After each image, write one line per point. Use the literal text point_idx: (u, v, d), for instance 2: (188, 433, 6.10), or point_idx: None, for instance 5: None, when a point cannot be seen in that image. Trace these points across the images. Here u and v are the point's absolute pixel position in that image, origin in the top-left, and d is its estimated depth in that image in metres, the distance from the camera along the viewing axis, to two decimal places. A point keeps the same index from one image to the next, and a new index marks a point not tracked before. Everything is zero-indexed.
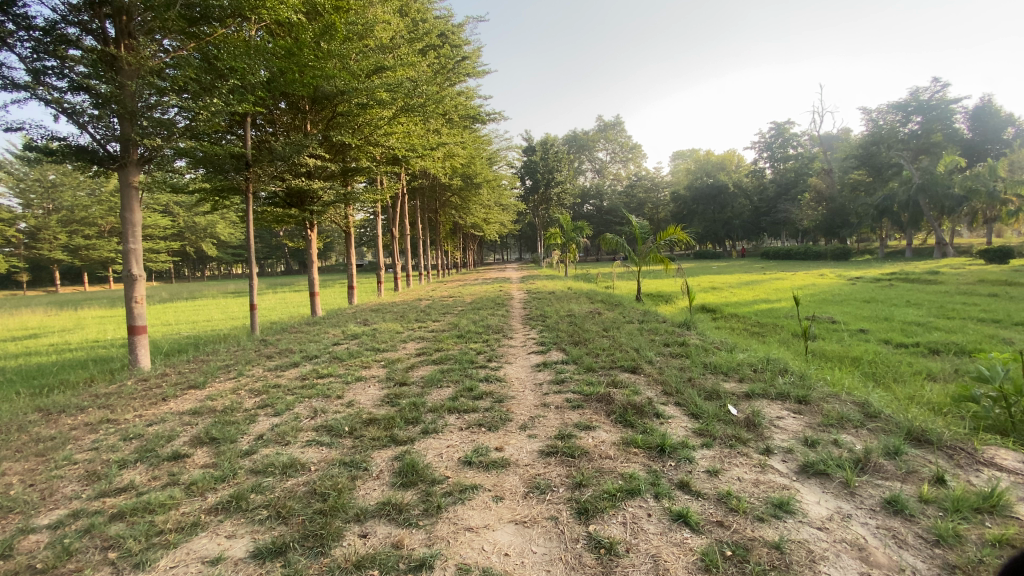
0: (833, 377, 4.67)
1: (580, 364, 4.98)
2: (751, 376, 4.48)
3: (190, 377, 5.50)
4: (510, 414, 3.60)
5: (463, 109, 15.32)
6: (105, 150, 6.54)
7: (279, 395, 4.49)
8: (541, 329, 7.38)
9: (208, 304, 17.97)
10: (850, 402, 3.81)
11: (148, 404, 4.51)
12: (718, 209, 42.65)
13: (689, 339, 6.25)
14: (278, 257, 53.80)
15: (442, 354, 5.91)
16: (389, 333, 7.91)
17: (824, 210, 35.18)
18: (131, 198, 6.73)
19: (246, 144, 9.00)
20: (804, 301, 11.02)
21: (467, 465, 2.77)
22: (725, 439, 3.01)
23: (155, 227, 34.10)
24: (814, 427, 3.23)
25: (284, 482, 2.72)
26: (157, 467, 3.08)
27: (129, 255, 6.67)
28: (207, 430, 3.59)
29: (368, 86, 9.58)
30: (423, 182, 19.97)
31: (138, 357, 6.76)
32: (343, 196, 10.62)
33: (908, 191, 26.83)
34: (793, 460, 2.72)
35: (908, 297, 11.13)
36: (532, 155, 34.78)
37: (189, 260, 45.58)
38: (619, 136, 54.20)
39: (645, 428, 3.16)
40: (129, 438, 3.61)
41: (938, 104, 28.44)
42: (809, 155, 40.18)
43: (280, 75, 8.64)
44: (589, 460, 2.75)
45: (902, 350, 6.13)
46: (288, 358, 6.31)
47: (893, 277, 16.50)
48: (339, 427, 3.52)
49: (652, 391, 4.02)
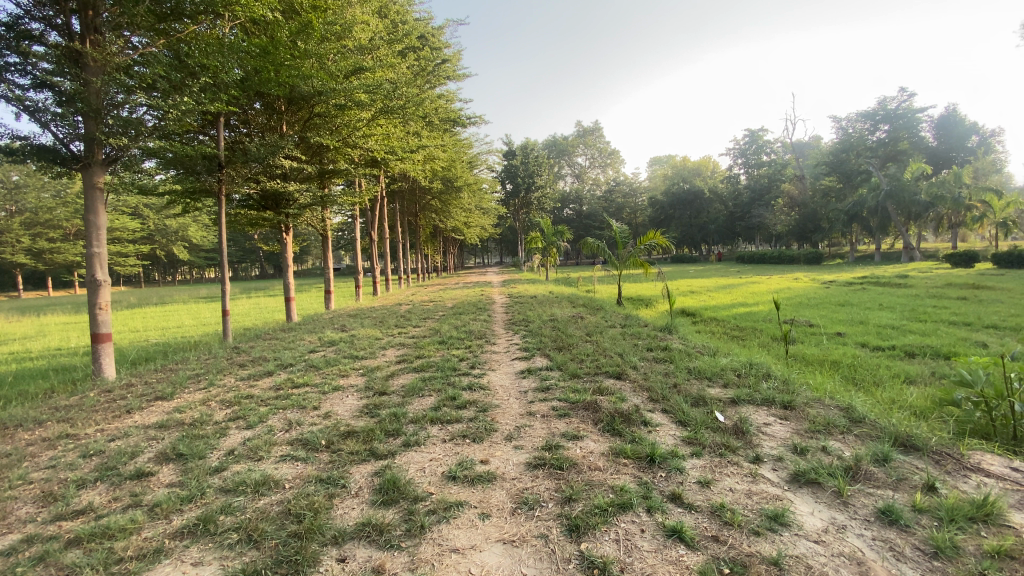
0: (815, 381, 4.69)
1: (564, 371, 4.90)
2: (735, 381, 4.47)
3: (158, 388, 5.25)
4: (495, 424, 3.49)
5: (443, 112, 15.20)
6: (68, 149, 6.23)
7: (253, 406, 4.29)
8: (524, 334, 7.29)
9: (180, 310, 17.44)
10: (834, 407, 3.82)
11: (111, 417, 4.26)
12: (695, 214, 43.34)
13: (672, 344, 6.23)
14: (253, 261, 52.66)
15: (423, 361, 5.77)
16: (368, 339, 7.72)
17: (797, 215, 36.04)
18: (96, 200, 6.42)
19: (218, 145, 8.71)
20: (781, 304, 11.18)
21: (451, 480, 2.66)
22: (714, 448, 2.95)
23: (124, 230, 33.02)
24: (802, 434, 3.21)
25: (256, 502, 2.56)
26: (119, 486, 2.88)
27: (92, 259, 6.34)
28: (174, 446, 3.38)
29: (346, 87, 9.37)
30: (403, 185, 19.75)
31: (102, 366, 6.43)
32: (320, 199, 10.39)
33: (877, 197, 27.57)
34: (783, 469, 2.68)
35: (880, 300, 11.41)
36: (512, 159, 34.84)
37: (159, 264, 44.25)
38: (598, 142, 54.74)
39: (634, 437, 3.09)
40: (89, 455, 3.38)
41: (904, 112, 29.24)
42: (782, 162, 41.15)
43: (254, 74, 8.40)
44: (578, 472, 2.66)
45: (880, 353, 6.23)
46: (263, 366, 6.08)
47: (865, 281, 16.92)
48: (315, 440, 3.36)
49: (638, 398, 3.96)
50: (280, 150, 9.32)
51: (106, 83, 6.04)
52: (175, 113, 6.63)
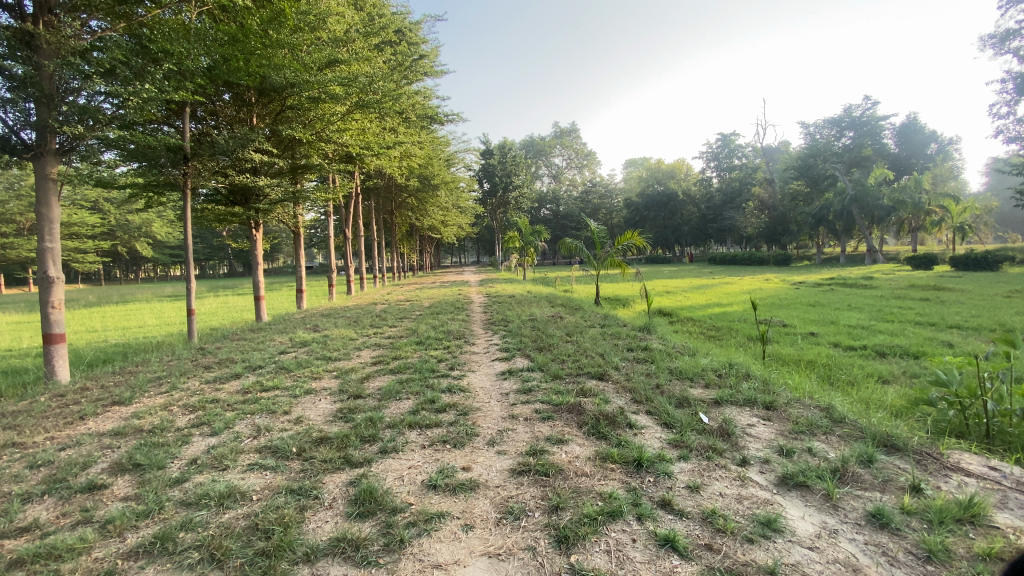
0: (794, 381, 4.71)
1: (546, 372, 4.81)
2: (717, 381, 4.45)
3: (116, 392, 4.93)
4: (477, 428, 3.37)
5: (420, 109, 14.95)
6: (18, 137, 5.84)
7: (219, 412, 4.05)
8: (504, 334, 7.20)
9: (142, 309, 16.66)
10: (814, 407, 3.83)
11: (62, 424, 3.95)
12: (668, 216, 44.01)
13: (651, 344, 6.21)
14: (221, 259, 51.03)
15: (400, 362, 5.59)
16: (342, 339, 7.48)
17: (767, 218, 36.94)
18: (48, 192, 6.00)
19: (184, 136, 8.29)
20: (755, 305, 11.35)
21: (431, 490, 2.53)
22: (701, 451, 2.89)
23: (82, 225, 31.52)
24: (786, 435, 3.19)
25: (220, 516, 2.38)
26: (68, 501, 2.63)
27: (44, 254, 5.94)
28: (130, 455, 3.14)
29: (320, 80, 9.04)
30: (378, 183, 19.40)
31: (55, 369, 6.04)
32: (292, 194, 10.05)
33: (843, 201, 28.38)
34: (771, 472, 2.64)
35: (848, 300, 11.72)
36: (490, 159, 34.72)
37: (121, 260, 42.39)
38: (574, 143, 55.01)
39: (620, 440, 3.01)
40: (36, 466, 3.09)
41: (869, 120, 30.49)
42: (753, 165, 42.17)
43: (223, 63, 8.10)
44: (564, 478, 2.56)
45: (852, 352, 6.34)
46: (230, 368, 5.80)
47: (834, 282, 17.43)
48: (286, 448, 3.19)
49: (621, 399, 3.90)
50: (250, 143, 9.00)
51: (61, 66, 5.66)
52: (137, 101, 6.27)
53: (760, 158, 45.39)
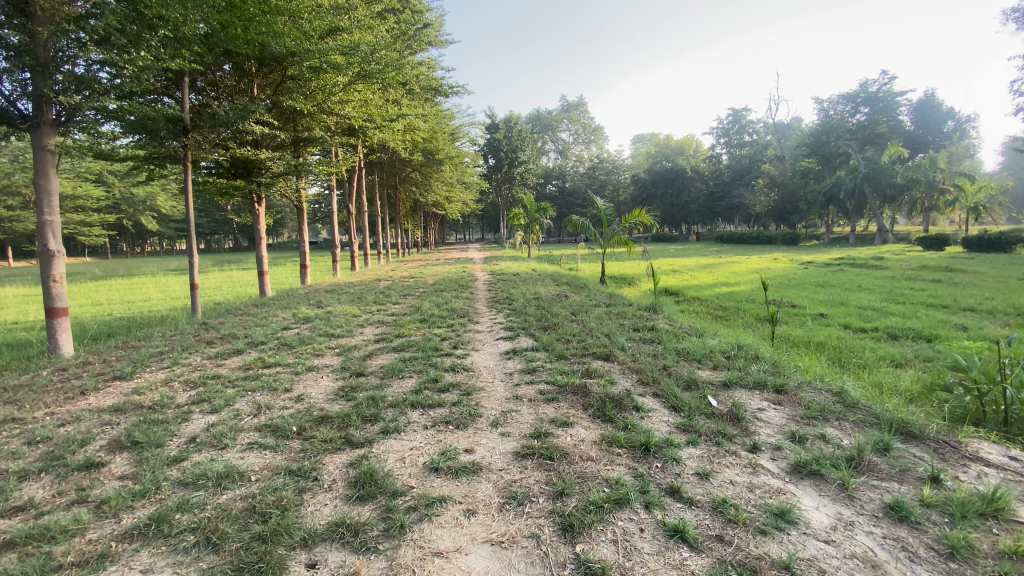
0: (805, 363, 4.61)
1: (551, 352, 4.73)
2: (726, 363, 4.35)
3: (117, 366, 4.91)
4: (480, 409, 3.30)
5: (424, 80, 14.57)
6: (15, 108, 5.67)
7: (219, 388, 4.01)
8: (508, 312, 7.11)
9: (147, 283, 16.69)
10: (825, 391, 3.74)
11: (63, 399, 3.93)
12: (676, 193, 43.40)
13: (658, 324, 6.11)
14: (226, 233, 50.94)
15: (403, 340, 5.53)
16: (344, 316, 7.40)
17: (776, 196, 36.34)
18: (47, 164, 5.86)
19: (183, 107, 8.08)
20: (763, 284, 11.19)
21: (433, 472, 2.46)
22: (710, 436, 2.81)
23: (87, 198, 31.42)
24: (798, 420, 3.10)
25: (218, 497, 2.34)
26: (64, 480, 2.60)
27: (45, 227, 5.84)
28: (129, 433, 3.10)
29: (322, 48, 8.78)
30: (382, 157, 19.11)
31: (59, 343, 6.02)
32: (295, 167, 9.87)
33: (854, 179, 27.81)
34: (783, 459, 2.56)
35: (859, 281, 11.54)
36: (496, 133, 34.14)
37: (126, 233, 42.40)
38: (582, 117, 53.99)
39: (627, 424, 2.93)
40: (35, 442, 3.07)
41: (885, 96, 29.37)
42: (764, 142, 41.27)
43: (221, 30, 7.80)
44: (569, 463, 2.49)
45: (863, 334, 6.23)
46: (232, 344, 5.75)
47: (843, 261, 17.19)
48: (286, 427, 3.14)
49: (628, 381, 3.82)
50: (250, 114, 8.80)
51: (53, 32, 5.43)
52: (132, 69, 6.05)
53: (771, 134, 44.41)
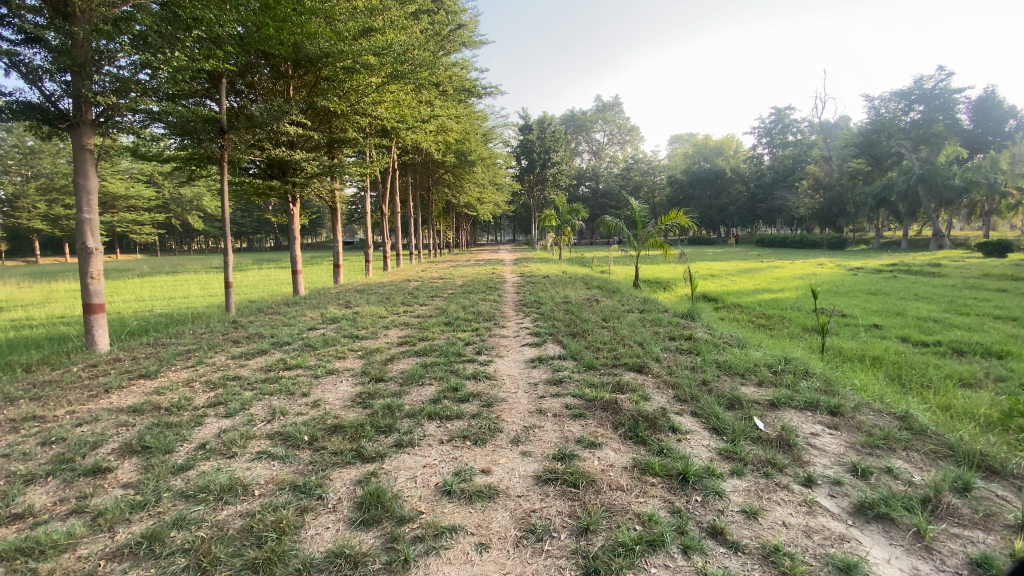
0: (860, 381, 4.18)
1: (579, 361, 4.46)
2: (772, 379, 3.98)
3: (144, 364, 4.92)
4: (501, 423, 3.07)
5: (456, 80, 14.49)
6: (55, 107, 5.79)
7: (237, 391, 3.92)
8: (536, 317, 6.86)
9: (189, 280, 17.25)
10: (887, 414, 3.34)
11: (86, 397, 3.92)
12: (714, 195, 42.07)
13: (695, 333, 5.74)
14: (267, 232, 52.55)
15: (427, 344, 5.36)
16: (370, 317, 7.31)
17: (821, 198, 34.73)
18: (86, 163, 5.99)
19: (221, 109, 8.22)
20: (809, 291, 10.55)
21: (445, 496, 2.25)
22: (758, 466, 2.49)
23: (139, 198, 32.88)
24: (859, 449, 2.74)
25: (217, 513, 2.19)
26: (70, 485, 2.52)
27: (83, 225, 5.94)
28: (140, 437, 3.02)
29: (354, 49, 8.74)
30: (415, 158, 19.18)
31: (95, 338, 6.13)
32: (329, 168, 9.90)
33: (908, 180, 26.24)
34: (844, 497, 2.22)
35: (914, 289, 10.75)
36: (529, 134, 33.98)
37: (174, 231, 44.27)
38: (617, 118, 53.20)
39: (662, 448, 2.65)
40: (49, 443, 3.02)
41: (942, 93, 27.47)
42: (808, 142, 39.58)
43: (255, 31, 7.83)
44: (596, 492, 2.23)
45: (924, 349, 5.69)
46: (257, 344, 5.71)
47: (896, 268, 16.13)
48: (297, 436, 2.99)
49: (663, 396, 3.51)
50: (285, 115, 8.86)
51: (91, 33, 5.54)
52: (167, 69, 6.12)
53: (817, 134, 42.51)
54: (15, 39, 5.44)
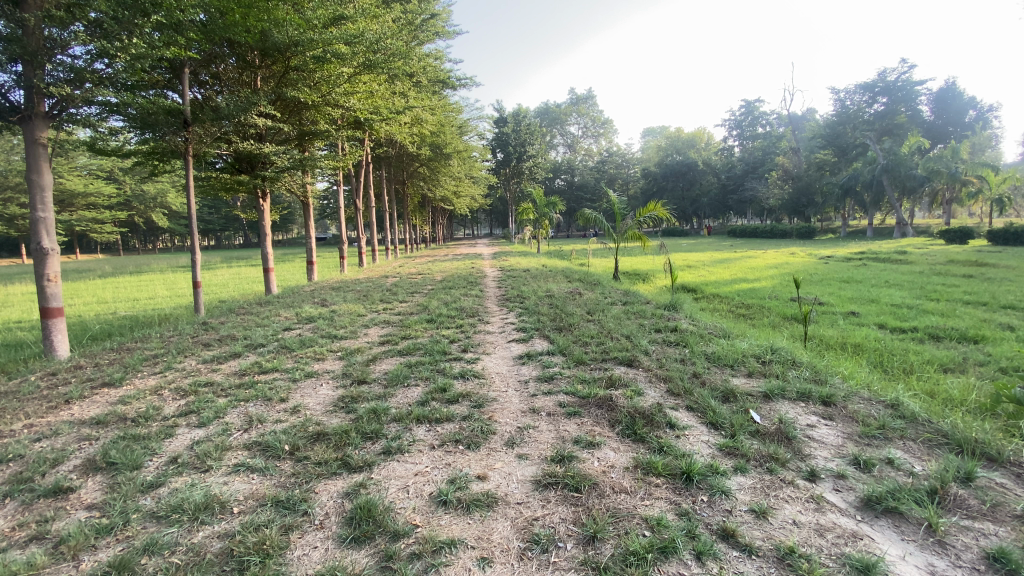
0: (847, 368, 4.21)
1: (568, 356, 4.36)
2: (762, 370, 3.96)
3: (107, 371, 4.62)
4: (494, 424, 2.95)
5: (431, 72, 14.22)
6: (6, 99, 5.36)
7: (210, 398, 3.69)
8: (520, 312, 6.76)
9: (155, 280, 16.51)
10: (878, 402, 3.35)
11: (45, 409, 3.63)
12: (687, 186, 42.64)
13: (681, 324, 5.71)
14: (236, 229, 50.94)
15: (410, 342, 5.20)
16: (349, 316, 7.08)
17: (790, 188, 35.47)
18: (39, 159, 5.56)
19: (184, 100, 7.79)
20: (786, 281, 10.70)
21: (441, 506, 2.12)
22: (760, 461, 2.44)
23: (98, 195, 31.44)
24: (857, 440, 2.72)
25: (192, 536, 2.01)
26: (28, 508, 2.29)
27: (38, 224, 5.54)
28: (105, 452, 2.79)
29: (325, 38, 8.40)
30: (389, 151, 18.78)
31: (54, 344, 5.74)
32: (300, 161, 9.53)
33: (873, 170, 26.96)
34: (849, 491, 2.19)
35: (884, 276, 11.03)
36: (503, 127, 33.73)
37: (137, 229, 42.57)
38: (591, 110, 53.35)
39: (662, 446, 2.57)
40: (3, 461, 2.76)
41: (904, 85, 28.25)
42: (777, 134, 40.47)
43: (219, 17, 7.48)
44: (600, 496, 2.14)
45: (902, 335, 5.80)
46: (230, 347, 5.44)
47: (866, 256, 16.59)
48: (278, 445, 2.81)
49: (656, 391, 3.45)
50: (253, 106, 8.46)
51: (43, 19, 5.14)
52: (125, 57, 5.72)
53: (785, 125, 43.46)
54: None
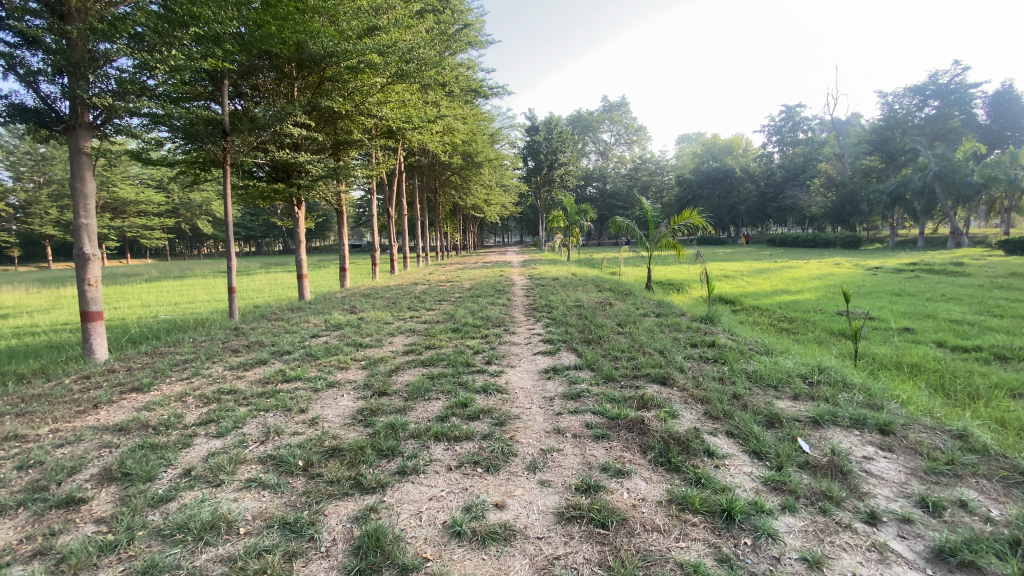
0: (904, 391, 3.85)
1: (597, 371, 4.15)
2: (810, 392, 3.65)
3: (137, 376, 4.67)
4: (515, 445, 2.78)
5: (463, 81, 14.27)
6: (53, 110, 5.57)
7: (231, 407, 3.66)
8: (548, 322, 6.58)
9: (196, 285, 17.08)
10: (943, 432, 3.00)
11: (73, 414, 3.67)
12: (724, 194, 41.51)
13: (719, 339, 5.40)
14: (275, 236, 52.56)
15: (434, 353, 5.08)
16: (376, 323, 7.05)
17: (834, 196, 34.03)
18: (82, 168, 5.74)
19: (223, 111, 7.97)
20: (832, 293, 10.12)
21: (454, 538, 1.96)
22: (811, 500, 2.18)
23: (149, 203, 33.02)
24: (922, 477, 2.42)
25: (195, 559, 1.92)
26: (40, 519, 2.26)
27: (80, 230, 5.72)
28: (123, 461, 2.76)
29: (359, 48, 8.50)
30: (421, 160, 18.95)
31: (93, 347, 5.90)
32: (334, 170, 9.64)
33: (924, 177, 25.67)
34: (917, 540, 1.91)
35: (939, 289, 10.32)
36: (536, 135, 33.65)
37: (183, 235, 44.56)
38: (624, 117, 52.85)
39: (699, 477, 2.35)
40: (25, 467, 2.77)
41: (958, 87, 26.81)
42: (820, 139, 38.99)
43: (256, 29, 7.62)
44: (629, 534, 1.93)
45: (963, 355, 5.32)
46: (256, 354, 5.45)
47: (918, 267, 15.63)
48: (292, 460, 2.71)
49: (691, 413, 3.21)
50: (289, 116, 8.58)
51: (88, 32, 5.32)
52: (164, 69, 5.87)
53: (828, 131, 41.88)
54: (15, 42, 5.16)
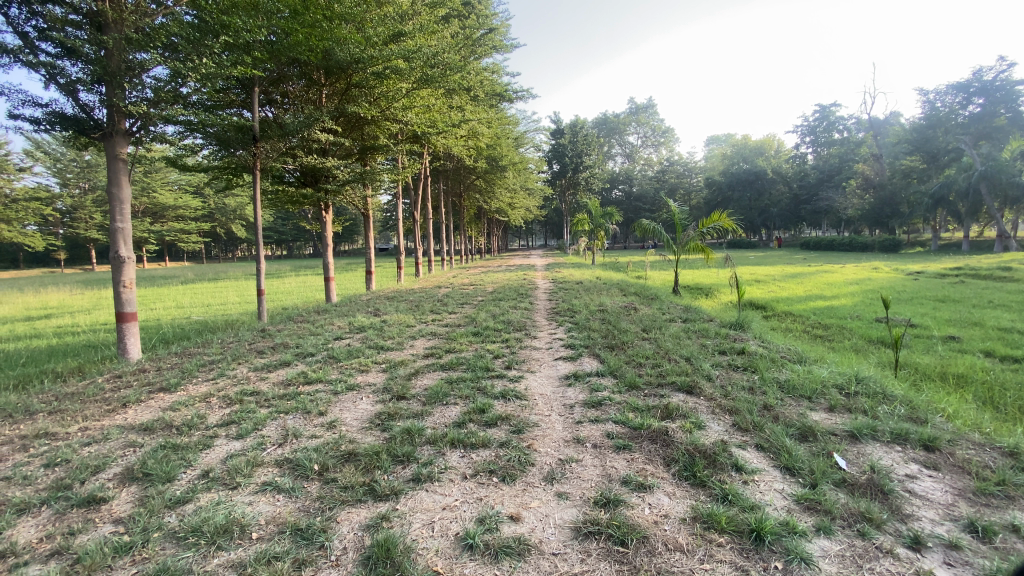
0: (950, 404, 3.61)
1: (620, 379, 4.03)
2: (847, 404, 3.44)
3: (166, 376, 4.77)
4: (533, 455, 2.69)
5: (487, 85, 14.30)
6: (91, 117, 5.77)
7: (252, 408, 3.68)
8: (570, 327, 6.47)
9: (228, 287, 17.53)
10: (994, 449, 2.78)
11: (102, 412, 3.76)
12: (755, 196, 40.49)
13: (748, 346, 5.20)
14: (305, 240, 53.75)
15: (454, 356, 5.03)
16: (398, 327, 7.06)
17: (871, 198, 32.78)
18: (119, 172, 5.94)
19: (254, 118, 8.14)
20: (870, 299, 9.67)
21: (466, 552, 1.89)
22: (849, 521, 2.02)
23: (186, 208, 34.23)
24: (972, 499, 2.23)
25: (206, 563, 1.91)
26: (63, 517, 2.30)
27: (117, 234, 5.90)
28: (145, 461, 2.79)
29: (384, 54, 8.58)
30: (446, 164, 19.06)
31: (127, 346, 6.08)
32: (360, 175, 9.75)
33: (969, 178, 24.44)
34: (968, 568, 1.74)
35: (986, 296, 9.75)
36: (561, 138, 33.50)
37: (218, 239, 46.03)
38: (651, 120, 52.20)
39: (727, 493, 2.22)
40: (52, 465, 2.83)
41: (1003, 84, 25.44)
42: (856, 139, 37.67)
43: (285, 37, 7.75)
44: (649, 553, 1.83)
45: (1014, 365, 4.98)
46: (280, 355, 5.51)
47: (963, 272, 14.86)
48: (308, 464, 2.70)
49: (719, 424, 3.06)
50: (316, 122, 8.69)
51: (123, 42, 5.50)
52: (196, 77, 6.04)
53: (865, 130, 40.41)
54: (55, 53, 5.37)
